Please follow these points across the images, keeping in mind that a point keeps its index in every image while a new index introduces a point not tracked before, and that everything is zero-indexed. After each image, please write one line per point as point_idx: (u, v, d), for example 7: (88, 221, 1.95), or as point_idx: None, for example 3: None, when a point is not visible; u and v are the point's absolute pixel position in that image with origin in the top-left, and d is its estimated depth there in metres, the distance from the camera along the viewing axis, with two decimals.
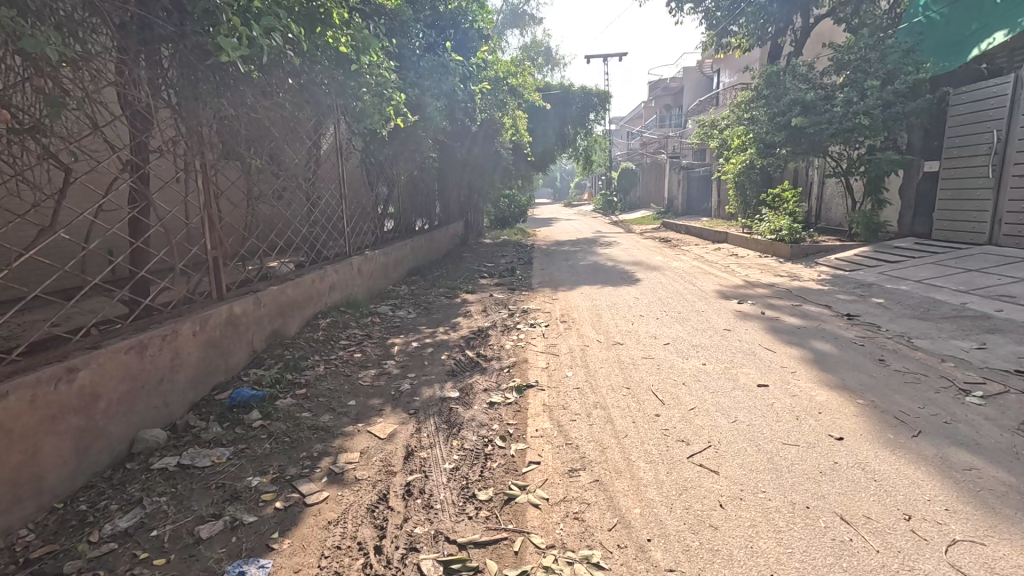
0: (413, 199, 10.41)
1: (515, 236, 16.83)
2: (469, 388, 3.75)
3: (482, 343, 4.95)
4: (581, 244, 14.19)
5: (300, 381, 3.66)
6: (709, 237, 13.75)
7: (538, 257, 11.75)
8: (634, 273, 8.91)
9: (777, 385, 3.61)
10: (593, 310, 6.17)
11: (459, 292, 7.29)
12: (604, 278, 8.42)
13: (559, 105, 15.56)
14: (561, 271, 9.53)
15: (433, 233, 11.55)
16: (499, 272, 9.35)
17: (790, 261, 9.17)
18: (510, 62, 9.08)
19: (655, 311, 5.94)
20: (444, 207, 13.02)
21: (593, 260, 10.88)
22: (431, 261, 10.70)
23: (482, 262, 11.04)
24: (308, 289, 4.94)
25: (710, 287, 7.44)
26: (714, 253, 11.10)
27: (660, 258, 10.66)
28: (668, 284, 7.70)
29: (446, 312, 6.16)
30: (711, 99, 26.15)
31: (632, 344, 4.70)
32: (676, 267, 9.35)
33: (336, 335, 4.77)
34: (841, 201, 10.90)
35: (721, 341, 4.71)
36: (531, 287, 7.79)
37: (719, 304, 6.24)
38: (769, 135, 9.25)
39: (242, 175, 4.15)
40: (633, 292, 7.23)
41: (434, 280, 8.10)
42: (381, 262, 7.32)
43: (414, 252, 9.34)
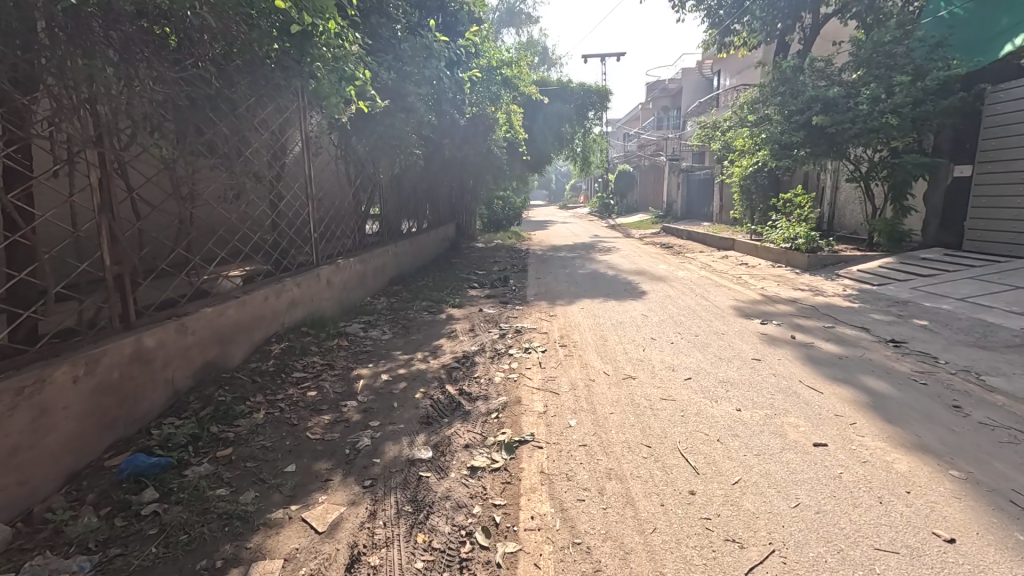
0: (398, 200, 9.58)
1: (509, 239, 16.04)
2: (446, 445, 2.95)
3: (467, 375, 4.15)
4: (579, 249, 13.41)
5: (226, 437, 2.82)
6: (714, 244, 13.01)
7: (533, 263, 10.95)
8: (639, 284, 8.13)
9: (839, 445, 2.84)
10: (596, 330, 5.38)
11: (445, 307, 6.47)
12: (606, 290, 7.64)
13: (556, 103, 14.79)
14: (559, 280, 8.74)
15: (420, 236, 10.71)
16: (491, 281, 8.55)
17: (807, 272, 8.43)
18: (505, 51, 8.27)
19: (668, 333, 5.16)
20: (433, 209, 12.20)
21: (593, 268, 10.10)
22: (417, 267, 9.87)
23: (473, 268, 10.23)
24: (258, 308, 4.10)
25: (725, 302, 6.67)
26: (722, 262, 10.35)
27: (664, 267, 9.91)
28: (678, 298, 6.94)
29: (428, 332, 5.34)
30: (712, 100, 25.49)
31: (647, 379, 3.91)
32: (683, 278, 8.58)
33: (290, 366, 3.94)
34: (858, 208, 10.18)
35: (752, 376, 3.93)
36: (526, 300, 6.99)
37: (739, 324, 5.47)
38: (785, 135, 8.51)
39: (167, 169, 3.30)
40: (640, 307, 6.45)
41: (418, 291, 7.28)
42: (358, 270, 6.50)
43: (397, 258, 8.51)
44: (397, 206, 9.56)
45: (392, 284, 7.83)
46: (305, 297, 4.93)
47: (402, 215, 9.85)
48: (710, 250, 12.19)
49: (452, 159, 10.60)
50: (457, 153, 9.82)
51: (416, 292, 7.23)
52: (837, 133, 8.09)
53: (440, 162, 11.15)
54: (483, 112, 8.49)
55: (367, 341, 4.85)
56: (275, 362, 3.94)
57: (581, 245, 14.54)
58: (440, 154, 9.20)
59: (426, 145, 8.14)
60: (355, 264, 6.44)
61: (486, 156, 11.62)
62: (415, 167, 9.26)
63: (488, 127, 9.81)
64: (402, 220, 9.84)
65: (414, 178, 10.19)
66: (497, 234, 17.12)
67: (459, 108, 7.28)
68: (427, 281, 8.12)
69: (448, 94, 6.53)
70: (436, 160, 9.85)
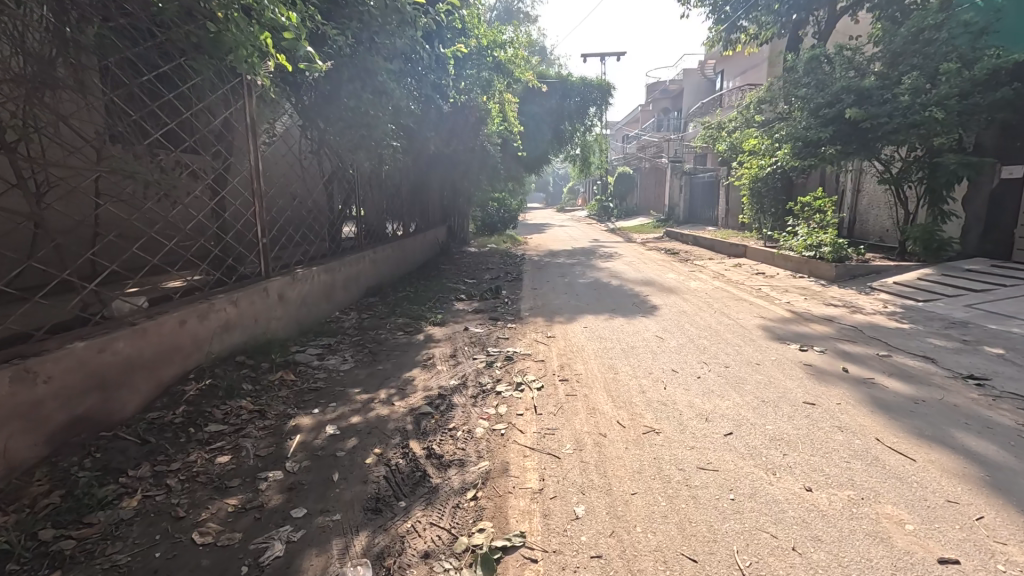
0: (380, 199, 8.62)
1: (504, 244, 15.13)
2: (397, 556, 2.01)
3: (441, 424, 3.20)
4: (579, 255, 12.50)
5: (60, 551, 1.88)
6: (724, 250, 12.11)
7: (530, 270, 10.03)
8: (647, 296, 7.21)
9: (979, 563, 1.92)
10: (604, 358, 4.45)
11: (423, 324, 5.49)
12: (612, 303, 6.72)
13: (556, 98, 13.83)
14: (558, 290, 7.82)
15: (406, 240, 9.76)
16: (482, 291, 7.62)
17: (835, 284, 7.54)
18: (497, 32, 7.33)
19: (692, 364, 4.24)
20: (422, 211, 11.27)
21: (595, 276, 9.19)
22: (400, 274, 8.93)
23: (463, 275, 9.30)
24: (170, 337, 3.16)
25: (750, 321, 5.77)
26: (736, 271, 9.48)
27: (673, 276, 9.00)
28: (695, 314, 6.03)
29: (397, 360, 4.38)
30: (716, 100, 24.68)
31: (676, 436, 2.98)
32: (696, 290, 7.68)
33: (204, 415, 2.98)
34: (886, 212, 9.30)
35: (812, 432, 3.00)
36: (520, 316, 6.05)
37: (775, 351, 4.56)
38: (811, 131, 7.65)
39: (13, 155, 2.33)
40: (653, 326, 5.52)
41: (396, 305, 6.34)
42: (323, 282, 5.56)
43: (376, 265, 7.56)
44: (378, 205, 8.60)
45: (368, 295, 6.88)
46: (245, 318, 3.99)
47: (385, 215, 8.88)
48: (721, 256, 11.32)
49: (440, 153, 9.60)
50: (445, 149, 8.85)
51: (393, 307, 6.27)
52: (871, 129, 7.20)
53: (428, 158, 10.18)
54: (473, 100, 7.55)
55: (319, 374, 3.90)
56: (186, 410, 3.00)
57: (581, 250, 13.65)
58: (424, 147, 8.24)
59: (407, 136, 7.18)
60: (320, 274, 5.49)
61: (478, 152, 10.65)
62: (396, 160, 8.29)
63: (479, 119, 8.85)
64: (385, 221, 8.89)
65: (397, 174, 9.23)
66: (492, 237, 16.22)
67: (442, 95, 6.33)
68: (408, 292, 7.18)
69: (428, 75, 5.58)
70: (422, 153, 8.87)
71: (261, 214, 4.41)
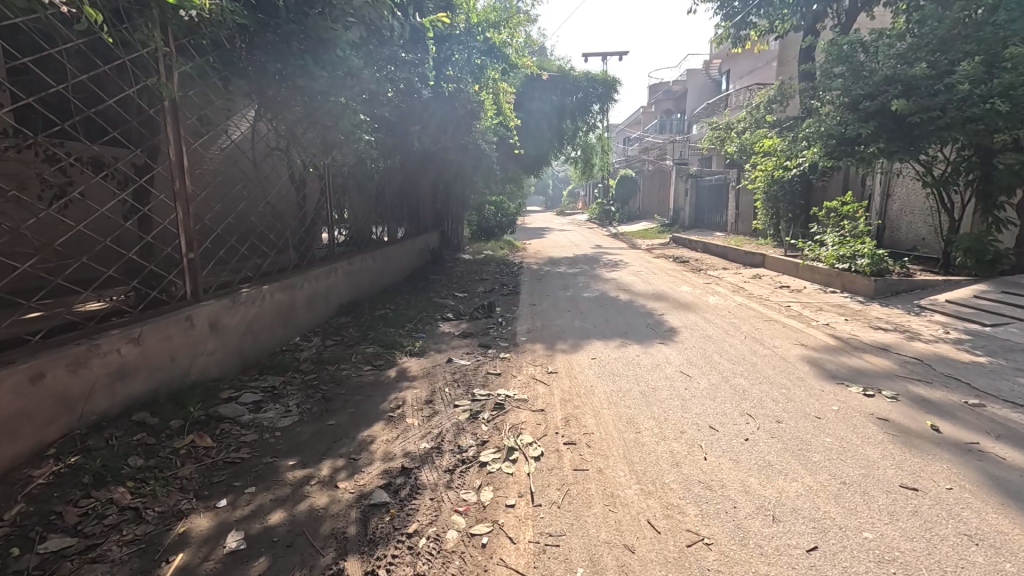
0: (361, 201, 7.66)
1: (501, 250, 14.23)
2: None
3: (400, 524, 2.27)
4: (582, 263, 11.59)
5: None
6: (738, 258, 11.21)
7: (528, 281, 9.12)
8: (662, 316, 6.30)
9: None
10: (620, 406, 3.52)
11: (396, 356, 4.52)
12: (622, 325, 5.78)
13: (557, 92, 12.90)
14: (560, 307, 6.90)
15: (392, 247, 8.82)
16: (474, 307, 6.69)
17: (876, 301, 6.63)
18: (489, 10, 6.40)
19: (733, 418, 3.31)
20: (410, 215, 10.37)
21: (600, 289, 8.28)
22: (384, 286, 7.98)
23: (454, 287, 8.39)
24: (11, 401, 2.24)
25: (789, 350, 4.85)
26: (756, 284, 8.58)
27: (688, 289, 8.09)
28: (723, 340, 5.10)
29: (355, 410, 3.42)
30: (723, 101, 23.86)
31: (738, 554, 2.04)
32: (717, 307, 6.76)
33: (46, 522, 2.05)
34: (925, 220, 8.40)
35: (935, 548, 2.06)
36: (515, 342, 5.12)
37: (834, 398, 3.62)
38: (849, 128, 6.75)
39: None
40: (675, 357, 4.60)
41: (371, 326, 5.40)
42: (277, 303, 4.61)
43: (352, 277, 6.63)
44: (358, 207, 7.64)
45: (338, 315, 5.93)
46: (152, 360, 3.05)
47: (367, 218, 7.94)
48: (736, 266, 10.41)
49: (428, 150, 8.65)
50: (433, 145, 7.89)
51: (365, 331, 5.31)
52: (919, 124, 6.28)
53: (417, 155, 9.23)
54: (461, 87, 6.58)
55: (243, 436, 2.94)
56: (19, 516, 2.06)
57: (584, 257, 12.72)
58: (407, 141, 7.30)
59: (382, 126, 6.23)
60: (273, 293, 4.55)
61: (471, 150, 9.71)
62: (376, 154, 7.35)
63: (472, 113, 7.93)
64: (368, 225, 7.95)
65: (380, 174, 8.28)
66: (488, 243, 15.32)
67: (420, 73, 5.36)
68: (387, 310, 6.24)
69: (397, 43, 4.60)
70: (408, 148, 7.90)
71: (183, 221, 3.46)
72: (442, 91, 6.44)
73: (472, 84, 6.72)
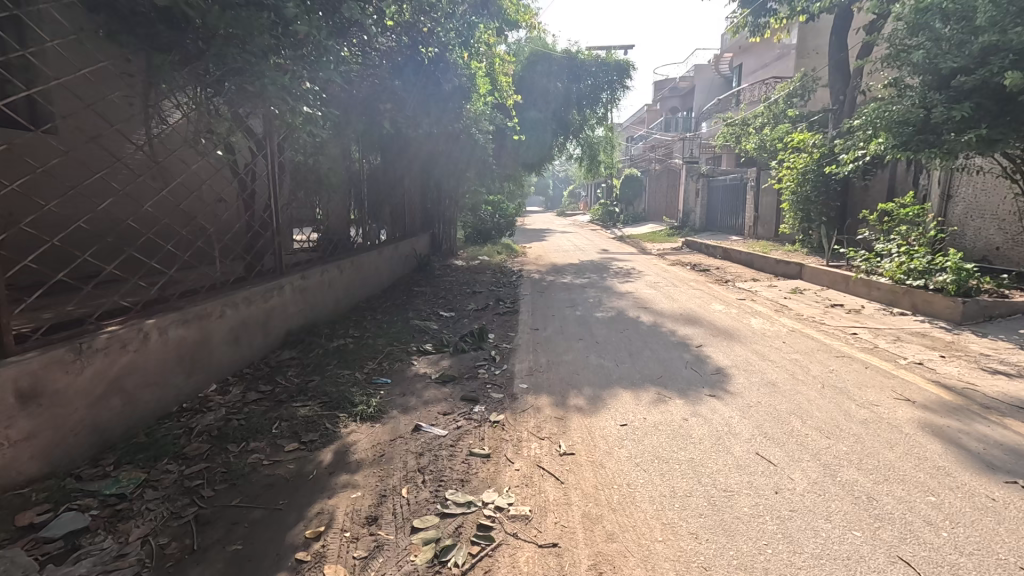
0: (323, 197, 6.29)
1: (498, 255, 12.82)
2: None
3: None
4: (590, 271, 10.24)
5: None
6: (768, 268, 9.83)
7: (529, 294, 7.79)
8: (700, 348, 4.94)
9: None
10: (682, 539, 2.13)
11: (338, 424, 3.11)
12: (652, 364, 4.40)
13: (563, 78, 11.46)
14: (569, 332, 5.55)
15: (366, 254, 7.42)
16: (461, 333, 5.32)
17: (968, 330, 5.26)
18: None
19: (880, 572, 1.94)
20: (392, 215, 9.03)
21: (615, 307, 6.91)
22: (354, 302, 6.56)
23: (441, 302, 7.04)
24: None
25: (894, 408, 3.48)
26: (799, 301, 7.24)
27: (721, 308, 6.75)
28: (795, 393, 3.73)
29: (238, 551, 2.03)
30: (735, 97, 22.54)
31: None
32: (765, 335, 5.42)
33: None
34: (1005, 226, 7.05)
35: None
36: (512, 394, 3.74)
37: (1021, 519, 2.25)
38: (934, 111, 5.40)
39: None
40: (740, 424, 3.22)
41: (320, 369, 4.02)
42: (172, 343, 3.23)
43: (306, 296, 5.22)
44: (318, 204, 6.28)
45: (278, 348, 4.53)
46: None
47: (329, 217, 6.57)
48: (769, 278, 9.03)
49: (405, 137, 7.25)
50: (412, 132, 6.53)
51: (308, 375, 3.91)
52: None
53: (399, 147, 7.85)
54: (443, 50, 5.63)
55: None
56: None
57: (591, 265, 11.33)
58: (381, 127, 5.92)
59: (340, 105, 4.85)
60: (168, 330, 3.19)
61: (462, 142, 8.31)
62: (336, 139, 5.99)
63: (461, 92, 6.57)
64: (330, 225, 6.56)
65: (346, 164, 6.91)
66: (485, 246, 13.98)
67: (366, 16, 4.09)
68: (346, 339, 4.84)
69: None
70: (381, 133, 6.55)
71: None
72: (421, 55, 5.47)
73: (458, 47, 5.78)
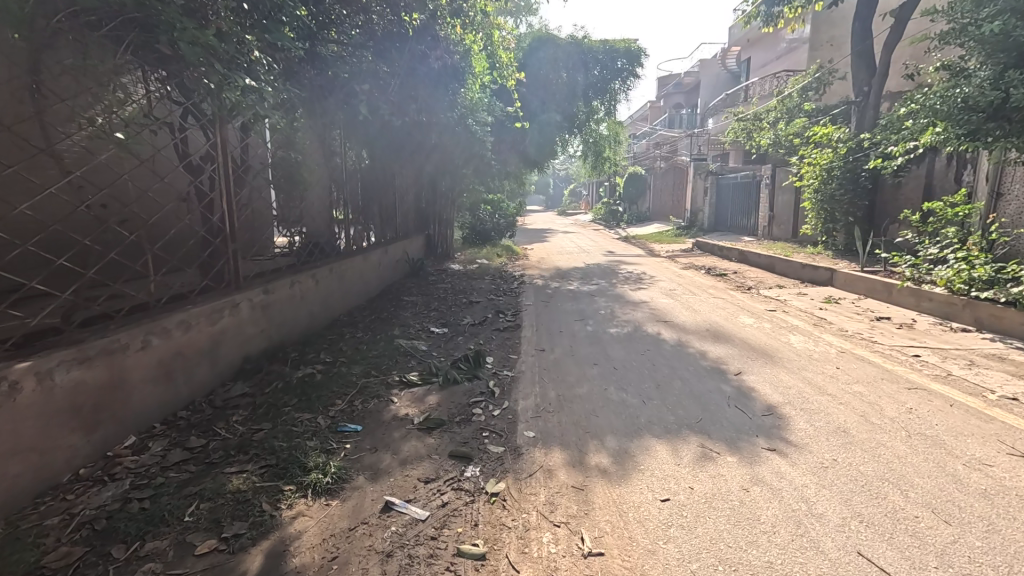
0: (295, 195, 5.46)
1: (497, 258, 12.00)
2: None
3: None
4: (597, 276, 9.44)
5: None
6: (792, 272, 9.03)
7: (532, 304, 6.99)
8: (738, 376, 4.14)
9: None
10: None
11: (279, 506, 2.27)
12: (688, 402, 3.59)
13: (569, 66, 10.59)
14: (580, 353, 4.76)
15: (350, 259, 6.63)
16: (455, 356, 4.52)
17: None
18: None
19: None
20: (381, 215, 8.23)
21: (630, 319, 6.10)
22: (330, 317, 5.70)
23: (433, 313, 6.24)
24: None
25: (1014, 469, 2.67)
26: (837, 312, 6.44)
27: (751, 322, 5.94)
28: (878, 446, 2.92)
29: None
30: (744, 93, 21.78)
31: None
32: (811, 357, 4.61)
33: None
34: None
35: None
36: (515, 449, 2.93)
37: None
38: (1012, 92, 4.60)
39: None
40: (822, 501, 2.40)
41: (274, 413, 3.19)
42: (60, 393, 2.41)
43: (267, 314, 4.37)
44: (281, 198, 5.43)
45: (227, 384, 3.69)
46: None
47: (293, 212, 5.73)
48: (795, 284, 8.23)
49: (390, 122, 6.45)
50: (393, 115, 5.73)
51: (256, 423, 3.07)
52: None
53: (387, 140, 7.02)
54: (429, 20, 5.23)
55: None
56: None
57: (598, 268, 10.50)
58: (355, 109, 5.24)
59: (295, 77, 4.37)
60: (56, 374, 2.39)
61: (459, 136, 7.50)
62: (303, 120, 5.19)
63: (453, 72, 5.91)
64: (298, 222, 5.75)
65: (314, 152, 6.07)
66: (483, 248, 13.20)
67: None
68: (314, 368, 3.99)
69: None
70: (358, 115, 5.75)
71: None
72: (403, 24, 5.13)
73: (447, 18, 5.40)
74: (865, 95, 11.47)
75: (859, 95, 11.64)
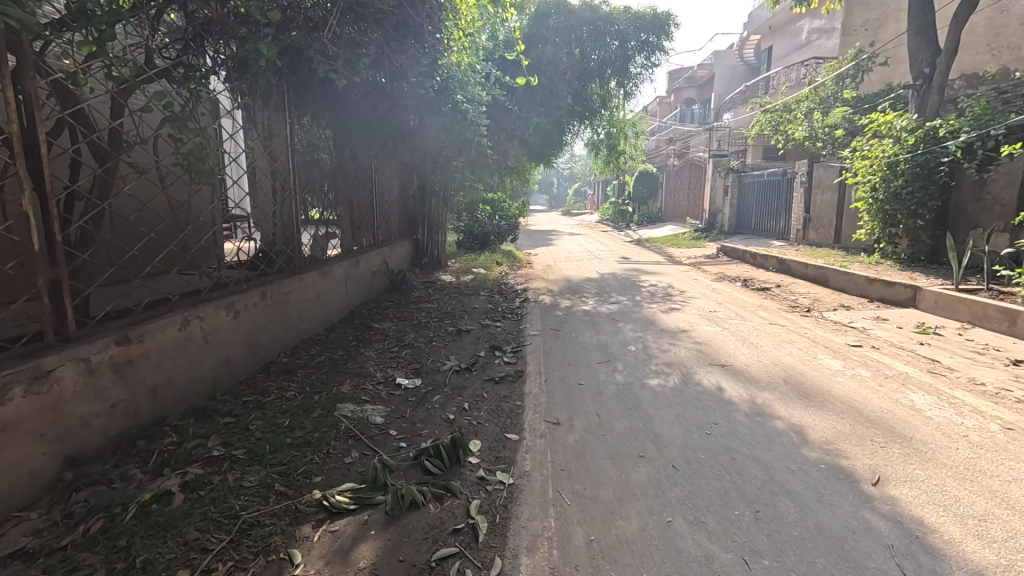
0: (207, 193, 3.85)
1: (497, 266, 10.40)
2: None
3: None
4: (616, 291, 7.87)
5: None
6: (854, 288, 7.44)
7: (540, 333, 5.43)
8: (878, 486, 2.54)
9: None
10: None
11: None
12: (824, 564, 1.99)
13: (582, 39, 8.96)
14: (613, 429, 3.17)
15: (303, 274, 5.05)
16: (423, 443, 2.91)
17: None
18: None
19: None
20: (351, 215, 6.68)
21: (672, 360, 4.49)
22: (261, 361, 4.15)
23: (407, 351, 4.65)
24: None
25: None
26: (947, 349, 4.82)
27: (840, 367, 4.33)
28: None
29: None
30: (767, 84, 20.24)
31: None
32: (970, 440, 3.00)
33: None
34: None
35: None
36: None
37: None
38: None
39: None
40: None
41: None
42: None
43: (126, 376, 2.80)
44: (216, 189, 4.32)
45: (10, 519, 2.14)
46: None
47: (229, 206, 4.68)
48: (866, 305, 6.63)
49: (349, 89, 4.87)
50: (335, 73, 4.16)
51: None
52: None
53: (350, 114, 5.42)
54: None
55: None
56: None
57: (615, 281, 8.90)
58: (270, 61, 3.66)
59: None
60: None
61: (444, 116, 5.92)
62: (208, 75, 3.62)
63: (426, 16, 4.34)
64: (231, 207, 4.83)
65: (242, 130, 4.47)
66: (481, 254, 11.63)
67: None
68: (178, 479, 2.41)
69: None
70: (292, 68, 4.15)
71: None
72: None
73: None
74: (927, 78, 9.85)
75: (919, 78, 10.00)
